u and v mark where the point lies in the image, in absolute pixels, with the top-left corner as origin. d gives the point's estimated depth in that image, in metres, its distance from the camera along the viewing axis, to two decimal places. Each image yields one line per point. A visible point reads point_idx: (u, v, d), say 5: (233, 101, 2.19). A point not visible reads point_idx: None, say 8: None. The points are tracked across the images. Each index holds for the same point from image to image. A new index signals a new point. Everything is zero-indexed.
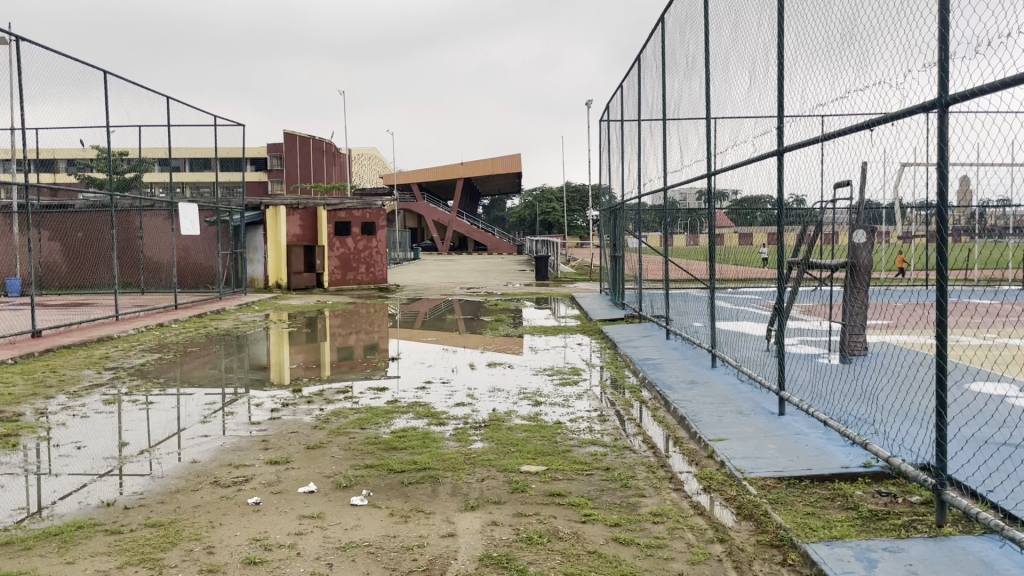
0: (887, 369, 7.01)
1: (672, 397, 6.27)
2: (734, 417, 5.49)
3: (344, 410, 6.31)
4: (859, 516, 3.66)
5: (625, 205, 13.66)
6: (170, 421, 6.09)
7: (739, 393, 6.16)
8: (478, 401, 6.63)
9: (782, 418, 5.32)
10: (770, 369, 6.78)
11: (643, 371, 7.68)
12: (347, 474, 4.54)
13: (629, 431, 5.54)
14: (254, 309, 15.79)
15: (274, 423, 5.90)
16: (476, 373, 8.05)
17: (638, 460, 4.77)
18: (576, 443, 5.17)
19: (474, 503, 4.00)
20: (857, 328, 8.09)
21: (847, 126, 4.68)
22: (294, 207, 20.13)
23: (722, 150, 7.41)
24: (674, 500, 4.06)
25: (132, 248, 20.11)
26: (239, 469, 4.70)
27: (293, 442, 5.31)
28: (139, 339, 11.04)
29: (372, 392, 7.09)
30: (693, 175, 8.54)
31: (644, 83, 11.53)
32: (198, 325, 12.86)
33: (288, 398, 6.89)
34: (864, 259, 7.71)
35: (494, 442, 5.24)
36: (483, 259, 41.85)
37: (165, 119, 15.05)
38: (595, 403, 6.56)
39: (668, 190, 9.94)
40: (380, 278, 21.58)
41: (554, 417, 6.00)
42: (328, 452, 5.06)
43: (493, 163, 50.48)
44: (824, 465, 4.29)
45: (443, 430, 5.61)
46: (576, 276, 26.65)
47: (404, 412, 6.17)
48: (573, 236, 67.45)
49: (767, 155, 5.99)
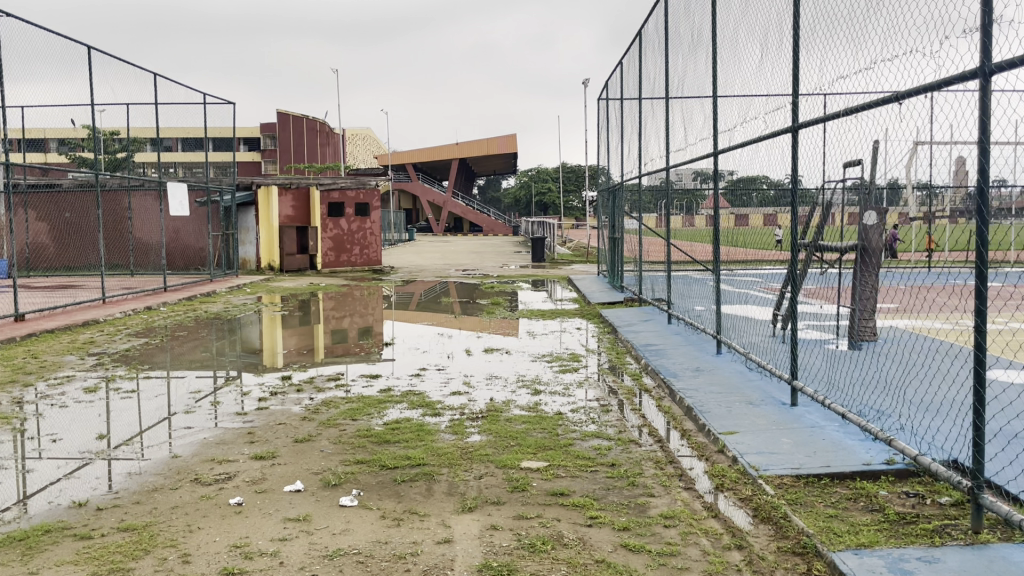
0: (901, 356, 6.75)
1: (677, 386, 6.00)
2: (743, 408, 5.23)
3: (335, 399, 6.04)
4: (887, 519, 3.42)
5: (624, 187, 13.32)
6: (151, 411, 5.81)
7: (748, 382, 5.90)
8: (475, 389, 6.35)
9: (794, 409, 5.07)
10: (778, 357, 6.52)
11: (644, 357, 7.42)
12: (336, 471, 4.27)
13: (633, 423, 5.28)
14: (245, 291, 15.48)
15: (261, 414, 5.63)
16: (473, 359, 7.77)
17: (645, 455, 4.51)
18: (578, 436, 4.90)
19: (471, 504, 3.74)
20: (867, 312, 7.83)
21: (870, 100, 4.39)
22: (287, 187, 19.71)
23: (729, 128, 7.11)
24: (685, 500, 3.80)
25: (121, 229, 19.77)
26: (221, 465, 4.42)
27: (280, 435, 5.04)
28: (126, 322, 10.76)
29: (364, 379, 6.82)
30: (698, 155, 8.24)
31: (645, 60, 11.20)
32: (187, 307, 12.57)
33: (278, 386, 6.61)
34: (875, 241, 7.48)
35: (492, 435, 4.98)
36: (479, 241, 41.54)
37: (153, 97, 14.65)
38: (597, 392, 6.29)
39: (670, 170, 9.64)
40: (374, 260, 21.16)
41: (554, 407, 5.74)
42: (317, 445, 4.79)
43: (488, 144, 49.93)
44: (843, 462, 4.04)
45: (439, 421, 5.35)
46: (573, 257, 26.40)
47: (397, 402, 5.90)
48: (569, 217, 67.19)
49: (779, 133, 5.71)
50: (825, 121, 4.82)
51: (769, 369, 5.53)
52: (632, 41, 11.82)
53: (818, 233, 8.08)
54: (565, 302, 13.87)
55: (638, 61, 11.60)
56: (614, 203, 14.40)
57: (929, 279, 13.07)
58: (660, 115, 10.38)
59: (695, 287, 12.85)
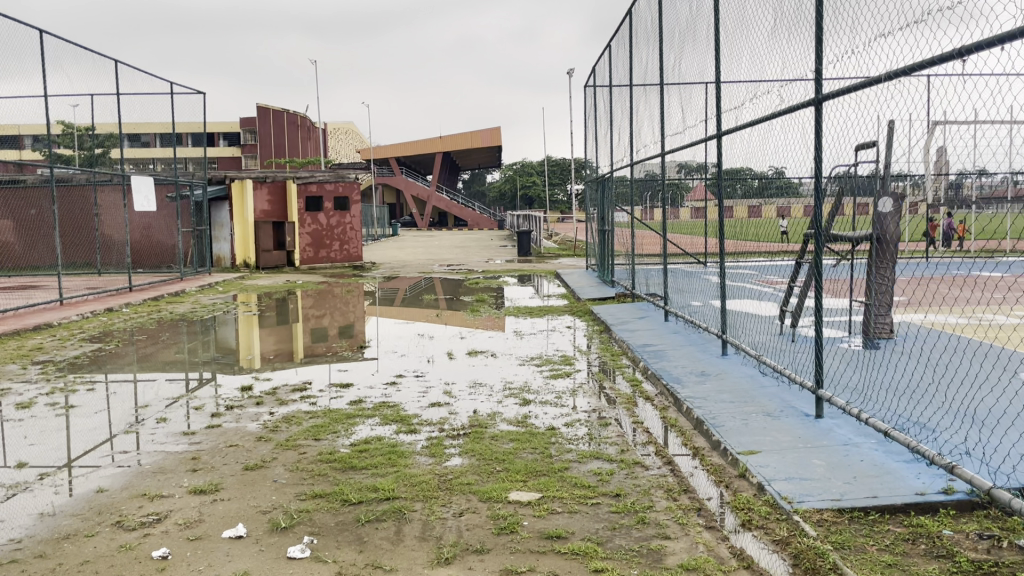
0: (926, 359, 6.12)
1: (683, 394, 5.34)
2: (761, 420, 4.59)
3: (297, 414, 5.34)
4: (960, 570, 2.78)
5: (612, 179, 12.61)
6: (87, 432, 5.10)
7: (761, 387, 5.26)
8: (456, 400, 5.66)
9: (821, 422, 4.43)
10: (793, 359, 5.87)
11: (643, 359, 6.74)
12: (288, 509, 3.59)
13: (637, 440, 4.60)
14: (216, 290, 14.69)
15: (211, 434, 4.93)
16: (454, 364, 7.07)
17: (653, 481, 3.85)
18: (574, 458, 4.23)
19: (448, 553, 3.07)
20: (884, 307, 7.17)
21: (921, 62, 3.73)
22: (262, 180, 18.97)
23: (736, 108, 6.40)
24: (708, 544, 3.14)
25: (88, 225, 18.92)
26: (153, 504, 3.72)
27: (229, 461, 4.33)
28: (82, 326, 10.00)
29: (333, 389, 6.13)
30: (698, 139, 7.54)
31: (638, 40, 10.46)
32: (152, 308, 11.79)
33: (235, 398, 5.89)
34: (891, 228, 6.88)
35: (476, 458, 4.30)
36: (463, 235, 40.66)
37: (114, 86, 13.84)
38: (593, 401, 5.62)
39: (666, 158, 8.92)
40: (355, 256, 20.38)
41: (546, 421, 5.06)
42: (271, 474, 4.10)
43: (473, 137, 49.10)
44: (892, 492, 3.42)
45: (414, 441, 4.66)
46: (561, 251, 25.65)
47: (368, 417, 5.23)
48: (555, 210, 66.46)
49: (797, 108, 5.03)
50: (861, 90, 4.13)
51: (787, 374, 4.91)
52: (624, 19, 11.07)
53: (830, 221, 7.42)
54: (554, 298, 13.21)
55: (629, 43, 10.85)
56: (604, 195, 13.64)
57: (934, 269, 12.45)
58: (654, 96, 9.67)
59: (691, 282, 12.20)
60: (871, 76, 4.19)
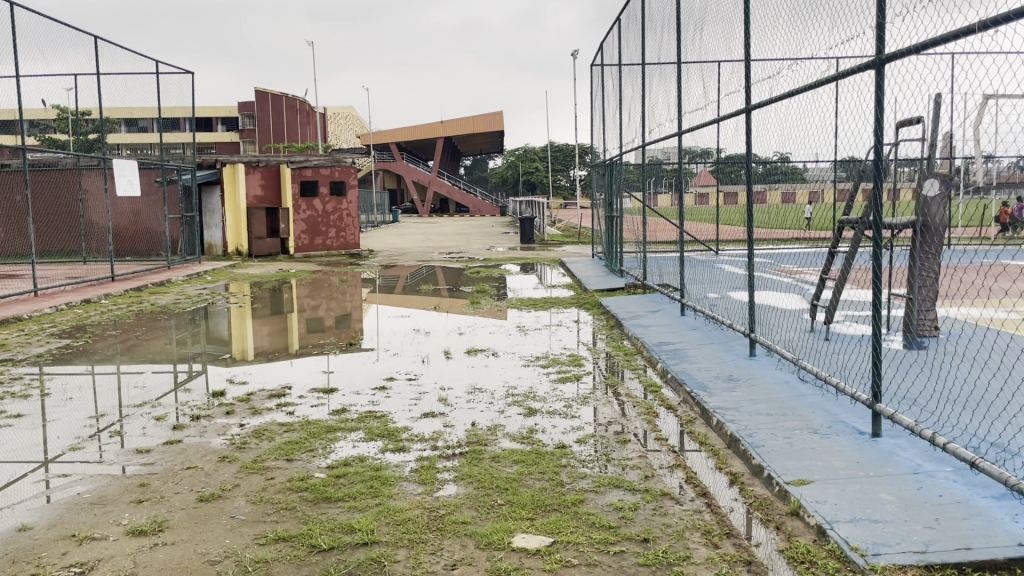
0: (984, 362, 5.44)
1: (711, 404, 4.67)
2: (808, 440, 3.92)
3: (270, 427, 4.68)
4: None
5: (621, 162, 11.93)
6: (27, 449, 4.43)
7: (801, 397, 4.60)
8: (453, 409, 5.00)
9: (882, 445, 3.75)
10: (835, 363, 5.20)
11: (661, 360, 6.07)
12: (240, 560, 2.92)
13: (662, 462, 3.93)
14: (205, 280, 14.01)
15: (169, 452, 4.27)
16: (451, 364, 6.39)
17: (687, 521, 3.19)
18: (589, 487, 3.57)
19: None
20: (927, 303, 6.48)
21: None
22: (254, 164, 18.23)
23: (773, 77, 5.69)
24: None
25: (73, 212, 18.23)
26: (79, 550, 3.06)
27: (183, 490, 3.67)
28: (53, 319, 9.31)
29: (315, 395, 5.46)
30: (725, 115, 6.86)
31: (651, 12, 9.71)
32: (133, 300, 11.11)
33: (202, 407, 5.22)
34: (937, 215, 6.21)
35: (474, 485, 3.63)
36: (465, 222, 39.89)
37: (95, 64, 13.16)
38: (608, 411, 4.94)
39: (683, 138, 8.19)
40: (351, 244, 19.75)
41: (555, 436, 4.39)
42: (229, 508, 3.44)
43: (474, 122, 48.31)
44: (989, 542, 2.75)
45: (403, 462, 4.00)
46: (565, 238, 24.96)
47: (351, 430, 4.57)
48: (557, 197, 65.68)
49: (852, 73, 4.35)
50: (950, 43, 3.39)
51: (836, 384, 4.25)
52: None
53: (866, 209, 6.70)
54: (559, 288, 12.57)
55: (640, 17, 10.09)
56: (611, 181, 12.95)
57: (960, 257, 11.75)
58: (671, 74, 8.96)
59: (704, 271, 11.52)
60: (963, 28, 3.46)
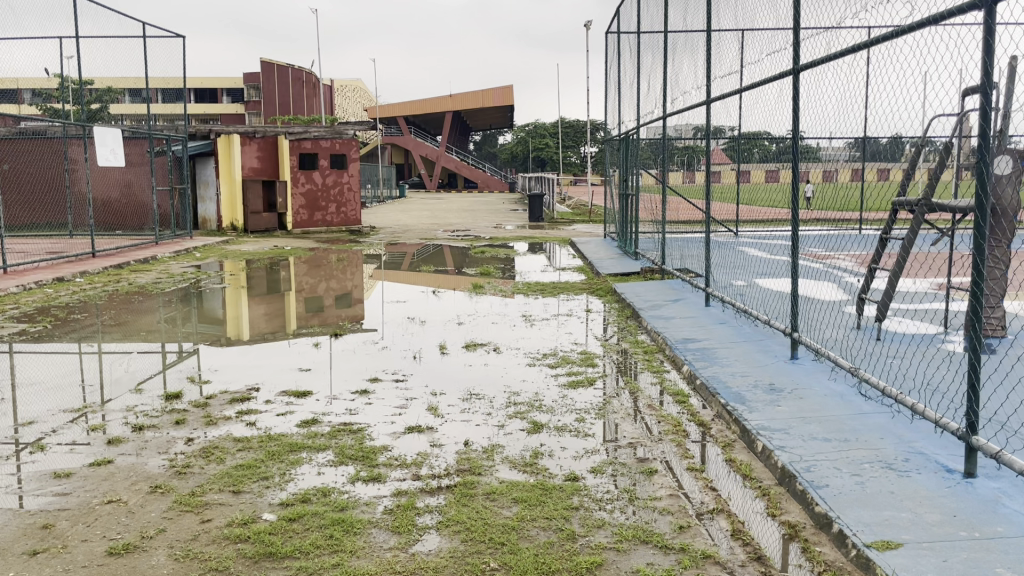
0: None
1: (753, 424, 3.87)
2: (882, 479, 3.12)
3: (222, 444, 3.90)
4: None
5: (637, 137, 10.88)
6: None
7: (863, 418, 3.79)
8: (444, 422, 4.20)
9: (983, 493, 2.94)
10: (896, 374, 4.38)
11: (688, 361, 5.24)
12: None
13: (701, 506, 3.13)
14: (193, 257, 13.25)
15: (95, 476, 3.50)
16: (447, 362, 5.60)
17: None
18: (609, 542, 2.78)
19: None
20: (994, 299, 5.61)
21: None
22: (251, 136, 17.38)
23: (832, 31, 4.80)
24: None
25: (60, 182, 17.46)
26: None
27: (95, 536, 2.89)
28: (17, 300, 8.54)
29: (284, 400, 4.68)
30: (763, 78, 5.97)
31: None
32: (111, 278, 10.34)
33: (151, 414, 4.44)
34: (1010, 196, 5.32)
35: (462, 536, 2.85)
36: (473, 199, 38.99)
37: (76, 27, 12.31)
38: (627, 428, 4.13)
39: (711, 107, 7.26)
40: (352, 220, 19.01)
41: (564, 464, 3.58)
42: (142, 567, 2.66)
43: (485, 95, 47.21)
44: None
45: (376, 498, 3.22)
46: (576, 216, 24.10)
47: (319, 450, 3.79)
48: (568, 173, 64.68)
49: (948, 14, 3.48)
50: None
51: (914, 407, 3.45)
52: None
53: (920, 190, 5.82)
54: (569, 271, 11.77)
55: None
56: (625, 157, 12.07)
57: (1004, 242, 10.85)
58: (698, 37, 8.05)
59: (726, 254, 10.71)
60: None
